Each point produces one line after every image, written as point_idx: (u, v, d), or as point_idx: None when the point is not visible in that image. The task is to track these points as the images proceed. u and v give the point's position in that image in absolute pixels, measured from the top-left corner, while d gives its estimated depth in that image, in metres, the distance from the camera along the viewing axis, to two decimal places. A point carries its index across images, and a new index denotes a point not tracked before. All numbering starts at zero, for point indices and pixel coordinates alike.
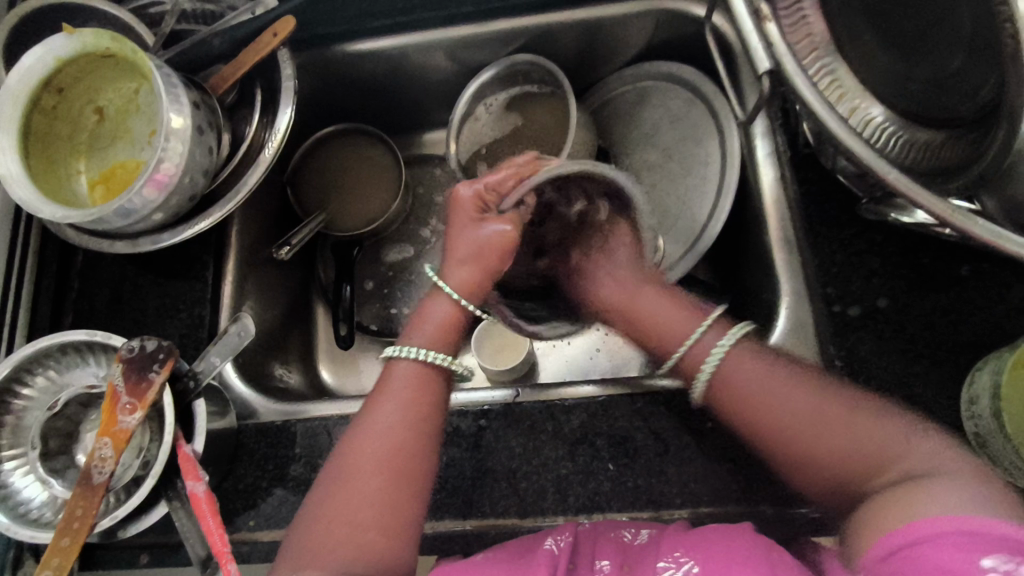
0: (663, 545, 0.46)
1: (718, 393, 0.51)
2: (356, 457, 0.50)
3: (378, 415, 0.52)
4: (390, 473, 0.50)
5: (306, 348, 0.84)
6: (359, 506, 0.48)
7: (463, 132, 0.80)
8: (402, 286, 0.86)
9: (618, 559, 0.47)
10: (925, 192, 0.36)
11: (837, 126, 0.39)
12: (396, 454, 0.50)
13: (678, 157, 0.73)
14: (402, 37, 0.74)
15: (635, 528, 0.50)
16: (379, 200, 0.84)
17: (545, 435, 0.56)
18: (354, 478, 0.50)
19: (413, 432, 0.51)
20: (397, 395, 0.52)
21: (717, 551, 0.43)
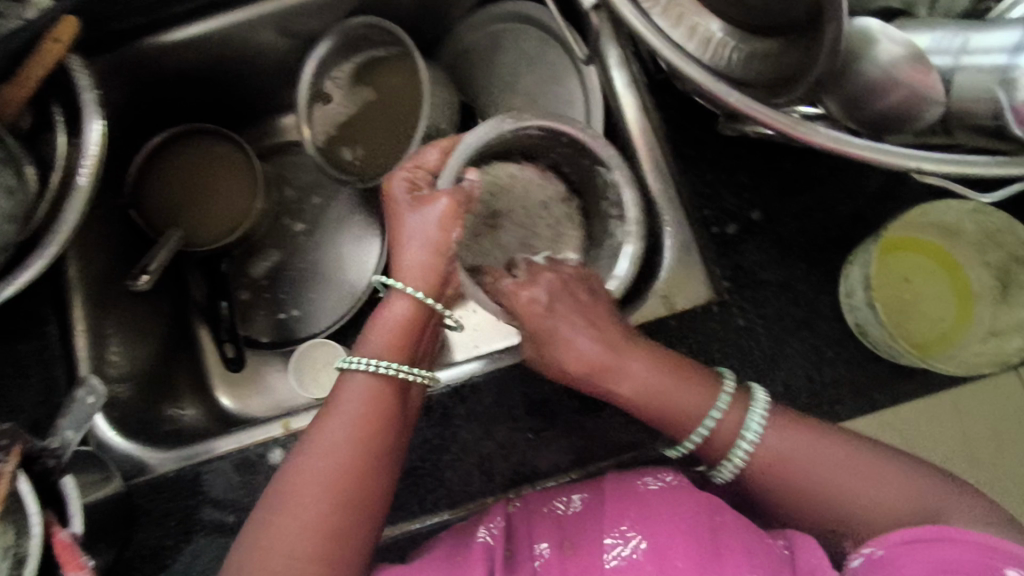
0: (604, 515, 0.46)
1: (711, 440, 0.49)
2: (304, 473, 0.45)
3: (332, 426, 0.46)
4: (340, 491, 0.44)
5: (197, 379, 0.77)
6: (301, 531, 0.43)
7: (314, 114, 0.74)
8: (289, 289, 0.81)
9: (557, 537, 0.46)
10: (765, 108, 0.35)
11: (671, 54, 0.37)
12: (350, 470, 0.45)
13: (542, 100, 0.71)
14: (218, 18, 0.66)
15: (566, 498, 0.50)
16: (241, 203, 0.78)
17: (460, 419, 0.54)
18: (293, 505, 0.44)
19: (368, 445, 0.46)
20: (350, 406, 0.46)
21: (661, 521, 0.43)
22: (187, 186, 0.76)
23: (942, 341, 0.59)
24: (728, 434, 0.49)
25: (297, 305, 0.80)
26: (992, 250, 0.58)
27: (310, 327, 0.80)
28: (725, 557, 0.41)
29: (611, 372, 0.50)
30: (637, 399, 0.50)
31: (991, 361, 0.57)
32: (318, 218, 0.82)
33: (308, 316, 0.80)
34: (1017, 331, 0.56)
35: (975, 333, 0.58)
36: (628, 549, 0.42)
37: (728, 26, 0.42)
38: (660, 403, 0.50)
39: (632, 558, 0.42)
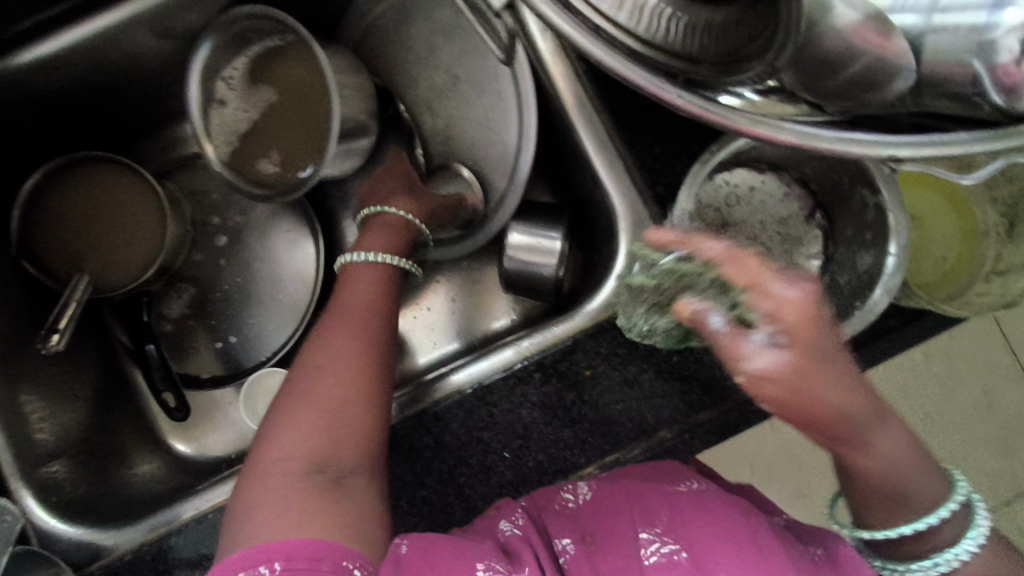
0: (632, 512, 0.43)
1: (886, 494, 0.39)
2: (315, 361, 0.49)
3: (338, 320, 0.51)
4: (357, 362, 0.48)
5: (145, 429, 0.71)
6: (327, 390, 0.47)
7: (211, 122, 0.65)
8: (224, 313, 0.74)
9: (577, 533, 0.44)
10: (718, 106, 0.30)
11: (599, 50, 0.32)
12: (363, 342, 0.50)
13: (465, 76, 0.64)
14: (74, 29, 0.57)
15: (573, 486, 0.48)
16: (147, 232, 0.69)
17: (429, 449, 0.50)
18: (311, 391, 0.47)
19: (370, 330, 0.51)
20: (358, 287, 0.54)
21: (699, 526, 0.40)
22: (87, 223, 0.68)
23: (944, 280, 0.52)
24: (925, 490, 0.39)
25: (235, 331, 0.74)
26: (1004, 184, 0.50)
27: (256, 352, 0.74)
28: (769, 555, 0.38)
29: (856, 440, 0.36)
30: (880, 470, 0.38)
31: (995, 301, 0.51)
32: (244, 231, 0.75)
33: (251, 341, 0.74)
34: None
35: (980, 272, 0.51)
36: (667, 550, 0.39)
37: None
38: (904, 486, 0.39)
39: (674, 559, 0.39)
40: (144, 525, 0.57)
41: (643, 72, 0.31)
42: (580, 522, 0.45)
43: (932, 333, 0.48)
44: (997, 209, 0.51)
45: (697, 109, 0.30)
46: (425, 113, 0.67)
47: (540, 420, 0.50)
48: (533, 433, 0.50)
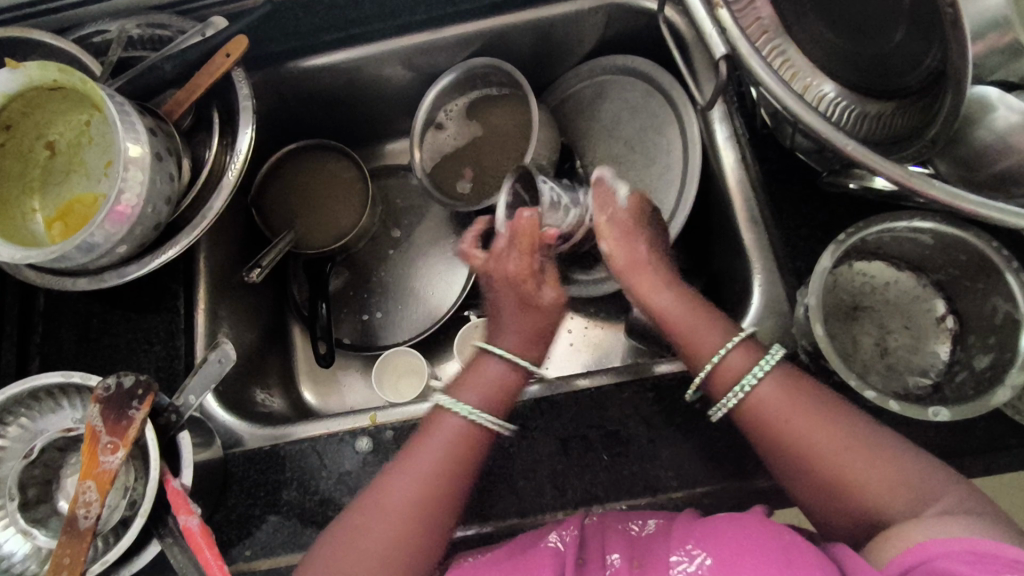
0: (673, 536, 0.45)
1: (752, 421, 0.47)
2: (376, 513, 0.48)
3: (410, 473, 0.50)
4: (415, 526, 0.48)
5: (286, 371, 0.82)
6: (379, 542, 0.47)
7: (425, 139, 0.81)
8: (378, 294, 0.86)
9: (628, 552, 0.47)
10: (882, 160, 0.38)
11: (794, 103, 0.40)
12: (427, 498, 0.49)
13: (640, 147, 0.75)
14: (356, 49, 0.74)
15: (642, 519, 0.51)
16: (346, 213, 0.84)
17: (538, 431, 0.56)
18: (371, 514, 0.48)
19: (450, 475, 0.50)
20: (441, 434, 0.51)
21: (729, 541, 0.42)
22: (304, 195, 0.84)
23: None
24: (732, 370, 0.48)
25: (381, 309, 0.85)
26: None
27: (393, 335, 0.84)
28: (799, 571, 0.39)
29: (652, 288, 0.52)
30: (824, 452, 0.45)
31: None
32: (415, 234, 0.88)
33: (391, 322, 0.85)
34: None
35: None
36: (694, 565, 0.42)
37: (841, 87, 0.47)
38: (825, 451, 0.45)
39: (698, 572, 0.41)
40: (266, 434, 0.63)
41: (831, 127, 0.39)
42: (633, 546, 0.48)
43: None
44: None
45: (865, 156, 0.37)
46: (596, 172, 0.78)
47: (642, 432, 0.55)
48: (633, 442, 0.55)
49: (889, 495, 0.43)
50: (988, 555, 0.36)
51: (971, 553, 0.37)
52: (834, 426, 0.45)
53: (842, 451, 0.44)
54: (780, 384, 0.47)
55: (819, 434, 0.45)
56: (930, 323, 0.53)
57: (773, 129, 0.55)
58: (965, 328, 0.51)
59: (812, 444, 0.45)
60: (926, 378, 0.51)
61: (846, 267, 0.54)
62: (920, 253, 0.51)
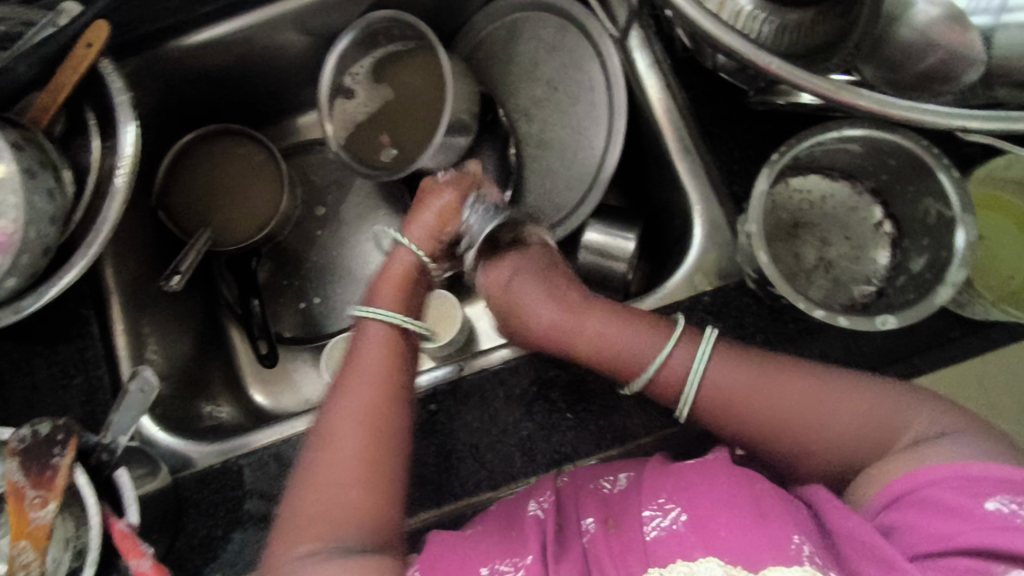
0: (645, 489, 0.45)
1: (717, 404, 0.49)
2: (335, 435, 0.49)
3: (352, 387, 0.51)
4: (376, 432, 0.49)
5: (231, 376, 0.78)
6: (348, 457, 0.48)
7: (335, 109, 0.75)
8: (315, 280, 0.82)
9: (602, 514, 0.46)
10: (803, 73, 0.36)
11: (709, 24, 0.37)
12: (377, 411, 0.50)
13: (562, 87, 0.71)
14: (239, 19, 0.67)
15: (613, 474, 0.50)
16: (263, 200, 0.78)
17: (499, 400, 0.55)
18: (332, 436, 0.49)
19: (394, 382, 0.52)
20: (371, 349, 0.53)
21: (701, 493, 0.43)
22: (214, 186, 0.78)
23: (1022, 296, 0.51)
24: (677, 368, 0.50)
25: (320, 295, 0.81)
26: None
27: (337, 320, 0.81)
28: (771, 522, 0.41)
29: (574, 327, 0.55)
30: (756, 399, 0.48)
31: None
32: (343, 211, 0.83)
33: (333, 306, 0.81)
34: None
35: None
36: (668, 521, 0.42)
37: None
38: (752, 409, 0.48)
39: (673, 528, 0.42)
40: (213, 451, 0.59)
41: (747, 44, 0.36)
42: (606, 504, 0.47)
43: (995, 345, 0.50)
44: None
45: (788, 73, 0.36)
46: (521, 119, 0.74)
47: (602, 383, 0.54)
48: (596, 396, 0.54)
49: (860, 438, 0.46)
50: (976, 478, 0.40)
51: (960, 479, 0.41)
52: (797, 384, 0.48)
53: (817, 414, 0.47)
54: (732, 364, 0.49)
55: (783, 397, 0.48)
56: (868, 230, 0.53)
57: (694, 51, 0.53)
58: (903, 230, 0.51)
59: (769, 406, 0.48)
60: (870, 285, 0.51)
61: (783, 186, 0.53)
62: (854, 158, 0.51)
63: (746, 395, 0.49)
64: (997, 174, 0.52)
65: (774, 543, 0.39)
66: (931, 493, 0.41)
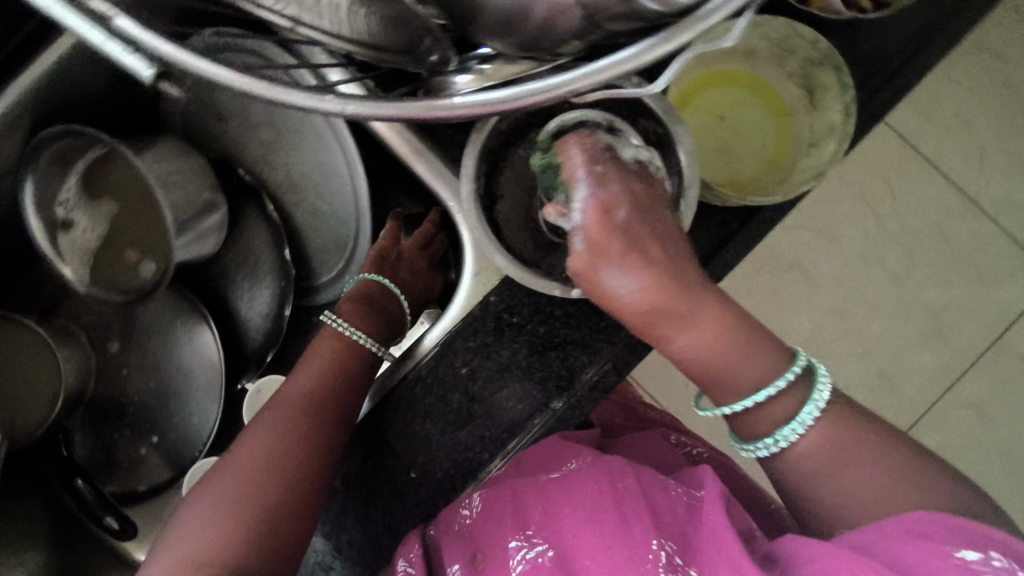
0: (506, 520, 0.48)
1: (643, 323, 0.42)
2: (246, 457, 0.47)
3: (278, 414, 0.49)
4: (283, 463, 0.46)
5: (114, 556, 0.68)
6: (228, 507, 0.44)
7: (63, 249, 0.64)
8: (146, 418, 0.75)
9: (467, 555, 0.49)
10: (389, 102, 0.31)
11: (262, 89, 0.29)
12: (273, 463, 0.46)
13: (284, 124, 0.64)
14: None
15: (468, 498, 0.50)
16: (39, 372, 0.70)
17: (340, 492, 0.51)
18: (226, 480, 0.45)
19: (303, 437, 0.47)
20: (293, 391, 0.50)
21: (564, 520, 0.45)
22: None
23: (764, 172, 0.50)
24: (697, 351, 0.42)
25: (157, 432, 0.75)
26: (789, 57, 0.48)
27: (183, 449, 0.73)
28: (633, 528, 0.42)
29: (676, 319, 0.41)
30: (693, 351, 0.42)
31: (812, 173, 0.48)
32: (139, 336, 0.75)
33: (175, 437, 0.74)
34: (831, 135, 0.48)
35: (795, 149, 0.50)
36: (534, 552, 0.45)
37: None
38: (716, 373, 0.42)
39: (540, 560, 0.44)
40: None
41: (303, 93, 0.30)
42: (471, 537, 0.49)
43: (774, 225, 0.49)
44: (795, 82, 0.49)
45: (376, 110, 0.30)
46: (264, 168, 0.69)
47: (434, 429, 0.50)
48: (428, 444, 0.50)
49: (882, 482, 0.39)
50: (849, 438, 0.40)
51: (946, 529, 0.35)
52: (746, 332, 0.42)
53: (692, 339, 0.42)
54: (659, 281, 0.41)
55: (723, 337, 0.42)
56: None
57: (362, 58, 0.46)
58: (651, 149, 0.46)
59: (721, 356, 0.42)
60: None
61: (513, 159, 0.50)
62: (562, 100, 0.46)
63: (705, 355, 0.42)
64: (712, 55, 0.50)
65: (632, 558, 0.41)
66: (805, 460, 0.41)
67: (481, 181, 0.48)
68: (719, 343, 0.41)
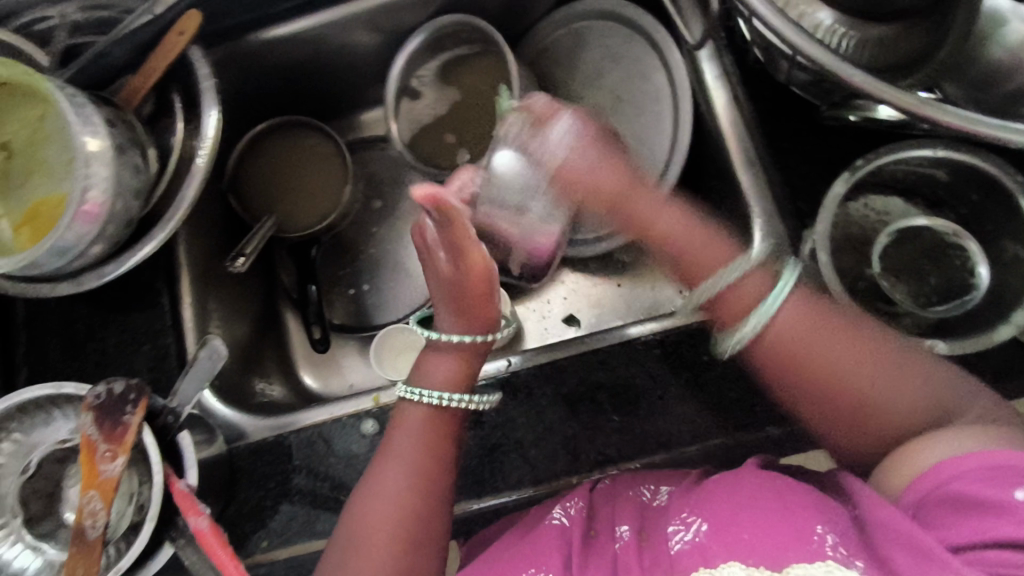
0: (673, 505, 0.45)
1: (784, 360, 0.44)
2: (363, 522, 0.46)
3: (388, 480, 0.47)
4: (405, 551, 0.45)
5: (283, 357, 0.80)
6: (374, 571, 0.44)
7: (400, 108, 0.76)
8: (366, 269, 0.83)
9: (637, 524, 0.46)
10: (881, 83, 0.36)
11: (785, 29, 0.38)
12: (408, 522, 0.46)
13: (628, 98, 0.69)
14: (317, 15, 0.68)
15: (654, 485, 0.49)
16: (325, 190, 0.80)
17: (545, 398, 0.55)
18: (364, 541, 0.45)
19: (436, 487, 0.48)
20: (402, 457, 0.48)
21: (719, 501, 0.42)
22: (282, 176, 0.80)
23: None
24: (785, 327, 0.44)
25: (369, 281, 0.83)
26: None
27: (382, 308, 0.82)
28: (796, 523, 0.39)
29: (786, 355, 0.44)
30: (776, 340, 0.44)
31: None
32: (399, 204, 0.85)
33: (381, 295, 0.82)
34: None
35: None
36: (691, 533, 0.42)
37: (839, 14, 0.46)
38: (798, 347, 0.44)
39: (696, 539, 0.41)
40: (266, 425, 0.61)
41: (807, 40, 0.37)
42: (642, 514, 0.47)
43: None
44: None
45: (877, 89, 0.36)
46: None
47: (652, 390, 0.54)
48: (644, 404, 0.54)
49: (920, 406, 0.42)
50: (1002, 469, 0.36)
51: (985, 470, 0.37)
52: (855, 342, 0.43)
53: (833, 351, 0.43)
54: (797, 302, 0.44)
55: (837, 346, 0.44)
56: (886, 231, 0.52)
57: (768, 63, 0.52)
58: (995, 254, 0.48)
59: (805, 341, 0.44)
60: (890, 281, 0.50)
61: (859, 200, 0.52)
62: (938, 184, 0.49)
63: (807, 346, 0.44)
64: None
65: (797, 534, 0.39)
66: (959, 488, 0.37)
67: (839, 205, 0.50)
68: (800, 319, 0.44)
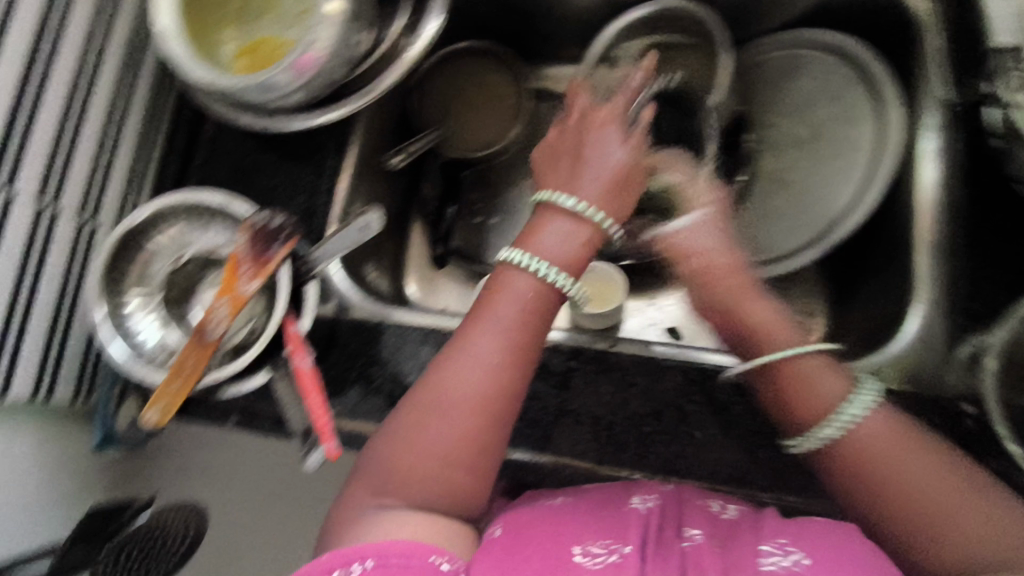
0: (761, 528, 0.45)
1: (798, 403, 0.45)
2: (445, 390, 0.44)
3: (480, 341, 0.45)
4: (486, 422, 0.44)
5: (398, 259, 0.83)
6: (450, 443, 0.43)
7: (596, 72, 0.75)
8: (500, 209, 0.85)
9: (708, 531, 0.46)
10: None
11: None
12: (492, 398, 0.44)
13: (825, 138, 0.67)
14: None
15: (721, 502, 0.50)
16: (492, 123, 0.83)
17: (637, 388, 0.55)
18: (443, 409, 0.44)
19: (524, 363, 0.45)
20: (500, 325, 0.45)
21: (825, 544, 0.42)
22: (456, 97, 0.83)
23: None
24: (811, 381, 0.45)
25: (497, 217, 0.85)
26: None
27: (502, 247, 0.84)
28: None
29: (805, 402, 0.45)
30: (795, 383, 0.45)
31: None
32: None
33: (503, 235, 0.84)
34: None
35: None
36: (789, 561, 0.41)
37: None
38: (817, 397, 0.45)
39: (795, 568, 0.40)
40: (369, 308, 0.64)
41: None
42: (715, 524, 0.47)
43: None
44: None
45: None
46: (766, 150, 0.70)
47: (747, 425, 0.52)
48: (734, 432, 0.52)
49: (929, 498, 0.41)
50: None
51: None
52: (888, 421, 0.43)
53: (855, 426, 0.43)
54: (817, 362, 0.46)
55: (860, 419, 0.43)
56: None
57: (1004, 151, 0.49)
58: None
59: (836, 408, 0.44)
60: None
61: None
62: None
63: (824, 403, 0.44)
64: None
65: None
66: None
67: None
68: (822, 371, 0.46)
